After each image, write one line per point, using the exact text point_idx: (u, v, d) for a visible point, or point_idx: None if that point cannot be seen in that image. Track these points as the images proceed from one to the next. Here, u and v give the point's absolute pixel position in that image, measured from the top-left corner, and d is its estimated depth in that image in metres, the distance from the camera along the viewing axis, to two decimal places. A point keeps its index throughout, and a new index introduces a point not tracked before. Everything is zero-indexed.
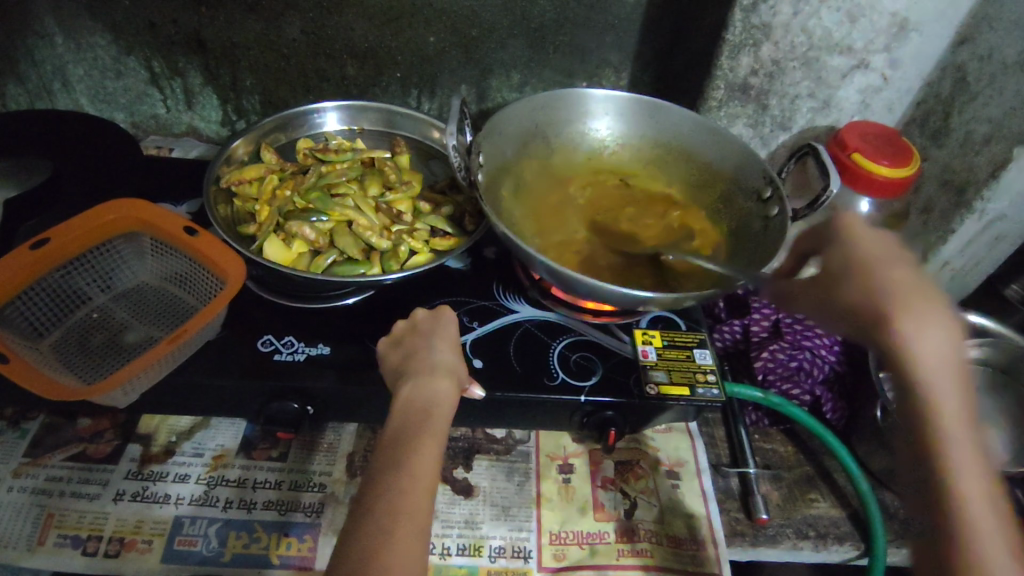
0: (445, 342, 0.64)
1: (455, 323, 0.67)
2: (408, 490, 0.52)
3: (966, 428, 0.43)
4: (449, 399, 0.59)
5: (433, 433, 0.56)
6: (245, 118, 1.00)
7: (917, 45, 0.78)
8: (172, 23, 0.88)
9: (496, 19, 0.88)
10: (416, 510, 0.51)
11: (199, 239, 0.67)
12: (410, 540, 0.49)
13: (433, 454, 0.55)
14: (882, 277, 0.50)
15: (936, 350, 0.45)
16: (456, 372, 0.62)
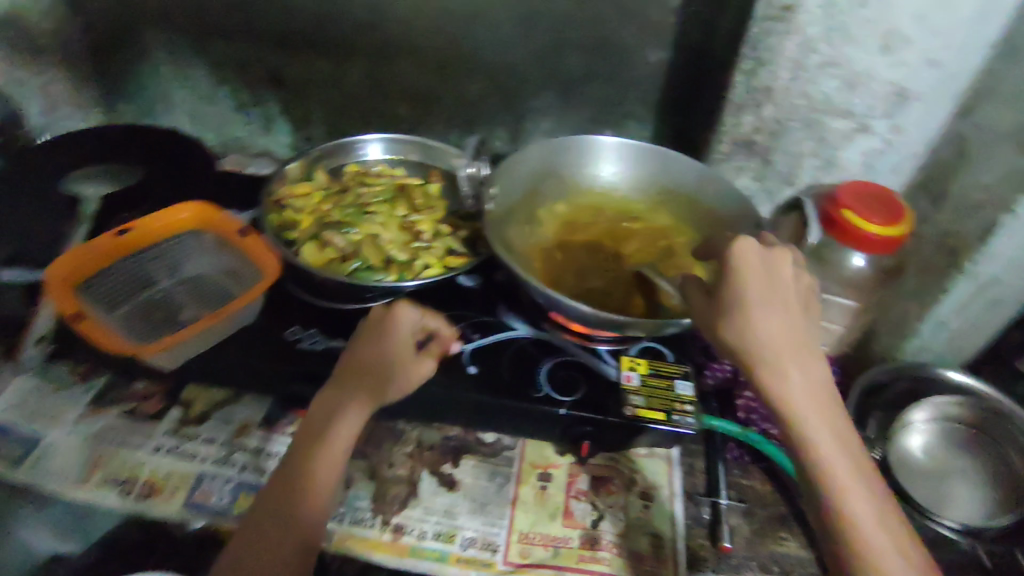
0: (394, 342, 0.65)
1: (410, 319, 0.66)
2: (312, 480, 0.61)
3: (830, 437, 0.58)
4: (375, 397, 0.64)
5: (343, 436, 0.62)
6: (312, 145, 1.15)
7: (919, 112, 0.82)
8: (259, 61, 1.04)
9: (531, 71, 0.99)
10: (312, 503, 0.60)
11: (248, 239, 0.81)
12: (304, 525, 0.59)
13: (333, 458, 0.62)
14: (761, 310, 0.60)
15: (794, 381, 0.59)
16: (395, 373, 0.65)
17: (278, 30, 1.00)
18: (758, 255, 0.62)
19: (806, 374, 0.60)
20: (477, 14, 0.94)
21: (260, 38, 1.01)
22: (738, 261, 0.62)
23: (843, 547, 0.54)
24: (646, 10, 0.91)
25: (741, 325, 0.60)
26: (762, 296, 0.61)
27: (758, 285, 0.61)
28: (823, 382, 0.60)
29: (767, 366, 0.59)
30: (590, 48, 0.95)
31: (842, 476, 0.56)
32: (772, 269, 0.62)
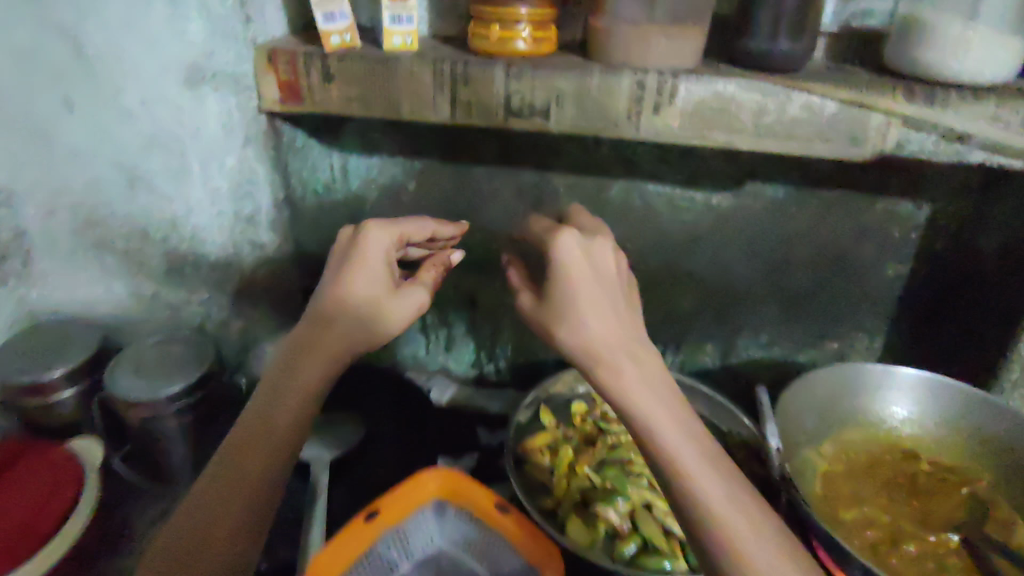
0: (376, 252, 0.61)
1: (378, 237, 0.62)
2: (275, 425, 0.54)
3: (683, 441, 0.48)
4: (350, 341, 0.58)
5: (326, 356, 0.57)
6: (496, 362, 1.07)
7: None
8: (453, 286, 1.01)
9: (751, 287, 0.93)
10: (277, 449, 0.53)
11: (512, 518, 0.68)
12: (265, 482, 0.52)
13: (301, 403, 0.56)
14: (590, 288, 0.52)
15: (630, 386, 0.50)
16: (374, 295, 0.60)
17: (479, 255, 0.97)
18: (594, 254, 0.54)
19: (629, 378, 0.50)
20: (697, 236, 0.90)
21: (459, 264, 0.99)
22: (568, 251, 0.53)
23: (702, 540, 0.46)
24: (887, 227, 0.85)
25: (563, 322, 0.52)
26: (593, 297, 0.52)
27: (583, 285, 0.52)
28: (621, 365, 0.50)
29: (600, 363, 0.50)
30: (821, 262, 0.89)
31: (697, 479, 0.46)
32: (597, 263, 0.54)
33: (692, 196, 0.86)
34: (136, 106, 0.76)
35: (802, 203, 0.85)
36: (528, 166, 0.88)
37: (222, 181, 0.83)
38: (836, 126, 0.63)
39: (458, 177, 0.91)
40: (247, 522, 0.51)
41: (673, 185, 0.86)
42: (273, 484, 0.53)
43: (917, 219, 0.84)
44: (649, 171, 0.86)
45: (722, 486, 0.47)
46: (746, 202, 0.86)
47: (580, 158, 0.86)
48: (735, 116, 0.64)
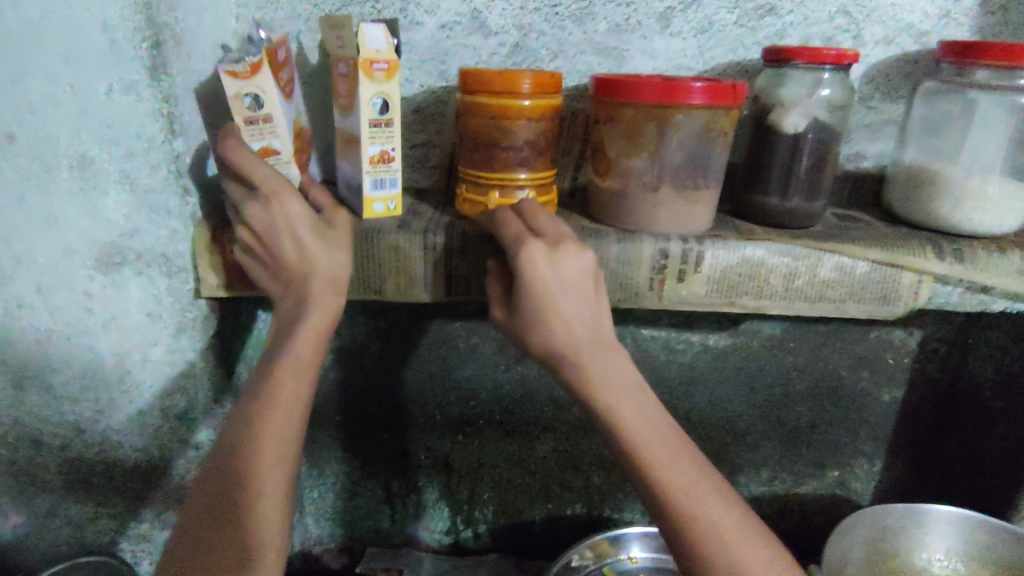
0: (300, 209, 0.55)
1: (290, 189, 0.55)
2: (277, 408, 0.52)
3: (644, 418, 0.49)
4: (330, 288, 0.56)
5: (296, 370, 0.53)
6: (473, 527, 0.95)
7: None
8: (424, 450, 0.88)
9: (750, 424, 0.87)
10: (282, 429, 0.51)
11: None
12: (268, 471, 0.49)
13: (295, 406, 0.52)
14: (568, 305, 0.50)
15: (597, 368, 0.49)
16: (321, 238, 0.55)
17: (454, 415, 0.85)
18: (554, 270, 0.50)
19: (600, 364, 0.50)
20: (693, 378, 0.83)
21: (434, 427, 0.86)
22: (539, 270, 0.50)
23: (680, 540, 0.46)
24: (882, 354, 0.83)
25: (534, 321, 0.50)
26: (564, 290, 0.50)
27: (553, 282, 0.50)
28: (585, 359, 0.49)
29: (569, 353, 0.50)
30: (821, 394, 0.85)
31: (657, 453, 0.48)
32: (562, 278, 0.50)
33: (688, 338, 0.81)
34: (30, 297, 0.60)
35: (800, 337, 0.81)
36: None
37: (148, 376, 0.65)
38: (869, 287, 0.59)
39: (432, 334, 0.80)
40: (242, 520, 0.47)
41: (669, 328, 0.80)
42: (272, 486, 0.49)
43: (911, 345, 0.82)
44: (642, 317, 0.79)
45: (681, 465, 0.48)
46: (742, 341, 0.81)
47: None
48: (765, 280, 0.59)
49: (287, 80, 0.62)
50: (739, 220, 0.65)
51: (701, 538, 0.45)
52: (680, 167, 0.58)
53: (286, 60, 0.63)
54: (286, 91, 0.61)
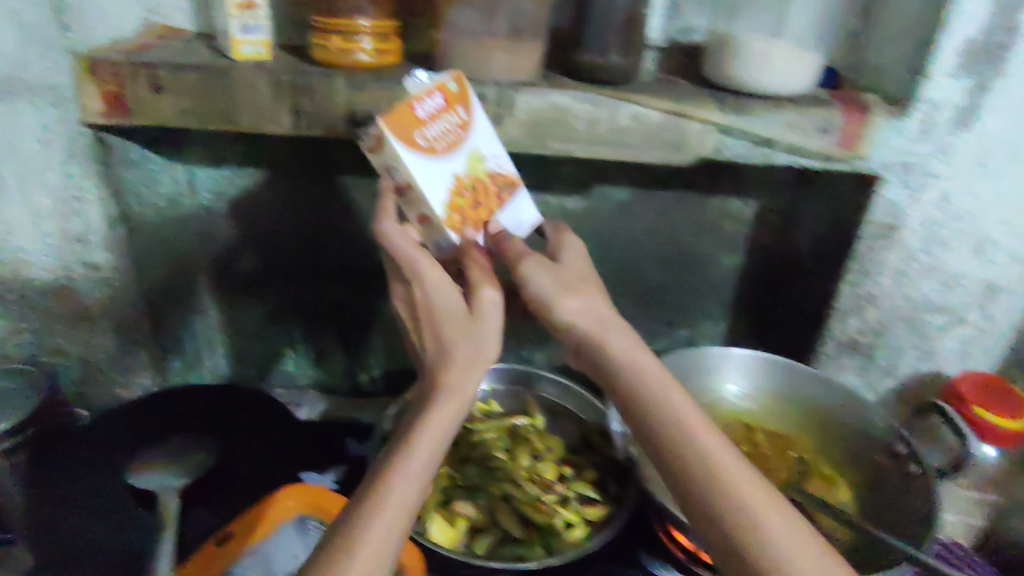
0: (440, 297, 0.55)
1: (427, 260, 0.55)
2: (410, 454, 0.49)
3: (666, 384, 0.50)
4: (471, 366, 0.54)
5: (452, 404, 0.52)
6: (368, 372, 1.07)
7: (1009, 303, 0.85)
8: (318, 297, 1.00)
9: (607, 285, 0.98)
10: (405, 472, 0.48)
11: None
12: (385, 503, 0.46)
13: (435, 443, 0.50)
14: (575, 300, 0.54)
15: (620, 344, 0.52)
16: (461, 326, 0.54)
17: (344, 264, 0.96)
18: (620, 336, 0.53)
19: (620, 339, 0.52)
20: None
21: (329, 277, 0.98)
22: (532, 261, 0.57)
23: (730, 522, 0.44)
24: (722, 223, 0.93)
25: (546, 298, 0.55)
26: (580, 279, 0.56)
27: (560, 271, 0.56)
28: (588, 328, 0.53)
29: (602, 329, 0.53)
30: (668, 258, 0.96)
31: (696, 427, 0.48)
32: (578, 275, 0.57)
33: (545, 199, 0.91)
34: None
35: (646, 203, 0.91)
36: (387, 175, 0.89)
37: (46, 199, 0.78)
38: (661, 133, 0.68)
39: (314, 188, 0.89)
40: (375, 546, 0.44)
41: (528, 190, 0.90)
42: (392, 532, 0.45)
43: (747, 215, 0.92)
44: None
45: (711, 439, 0.48)
46: (596, 205, 0.91)
47: None
48: (570, 124, 0.68)
49: (459, 129, 0.58)
50: (565, 78, 0.71)
51: (751, 515, 0.44)
52: (499, 23, 0.65)
53: (467, 101, 0.59)
54: (451, 148, 0.57)
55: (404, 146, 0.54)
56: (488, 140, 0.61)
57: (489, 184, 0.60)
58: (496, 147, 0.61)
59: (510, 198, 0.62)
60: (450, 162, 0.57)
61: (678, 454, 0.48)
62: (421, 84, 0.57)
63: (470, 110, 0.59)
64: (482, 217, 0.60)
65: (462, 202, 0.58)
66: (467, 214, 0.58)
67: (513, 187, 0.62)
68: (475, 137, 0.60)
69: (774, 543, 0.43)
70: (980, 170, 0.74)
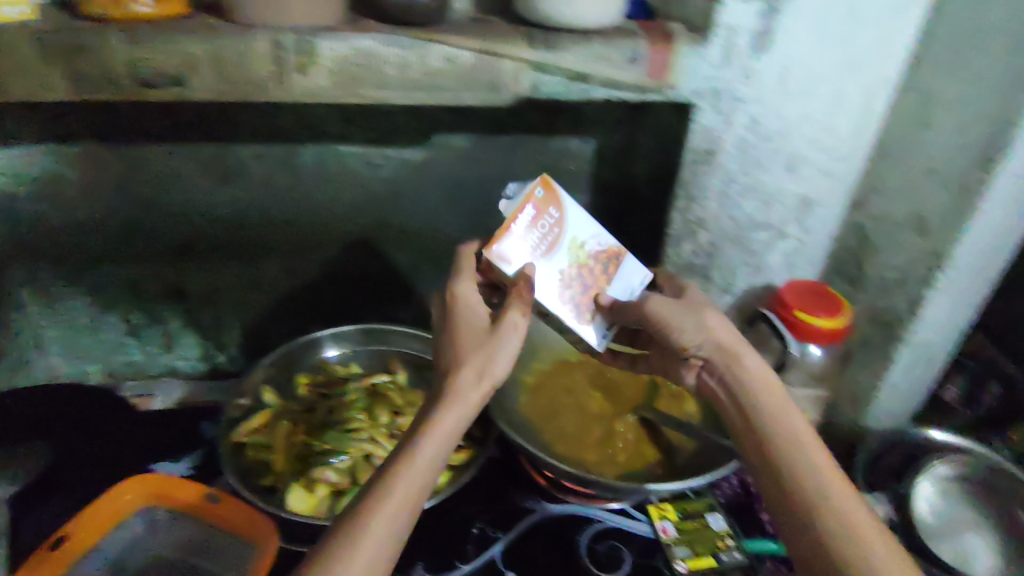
0: (471, 317, 0.63)
1: (466, 304, 0.64)
2: (424, 436, 0.54)
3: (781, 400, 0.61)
4: (484, 366, 0.59)
5: (460, 405, 0.56)
6: (226, 351, 1.03)
7: (822, 214, 0.92)
8: (154, 279, 0.93)
9: (461, 235, 0.98)
10: (425, 459, 0.53)
11: (222, 504, 0.69)
12: (403, 485, 0.51)
13: (451, 431, 0.55)
14: (687, 320, 0.66)
15: (727, 338, 0.65)
16: (479, 344, 0.60)
17: (177, 241, 0.90)
18: (753, 361, 0.64)
19: (727, 332, 0.65)
20: (398, 191, 0.92)
21: (161, 256, 0.91)
22: (655, 308, 0.67)
23: (827, 496, 0.53)
24: (565, 162, 0.94)
25: (680, 320, 0.66)
26: (719, 311, 0.67)
27: (666, 308, 0.67)
28: (728, 336, 0.65)
29: (738, 349, 0.64)
30: None
31: (789, 419, 0.59)
32: (674, 312, 0.67)
33: (385, 153, 0.88)
34: None
35: (487, 148, 0.91)
36: (208, 140, 0.83)
37: None
38: (475, 74, 0.67)
39: (127, 157, 0.83)
40: (397, 506, 0.50)
41: (364, 143, 0.87)
42: (411, 490, 0.51)
43: (587, 153, 0.94)
44: (335, 133, 0.85)
45: (803, 429, 0.58)
46: (436, 154, 0.90)
47: (258, 124, 0.83)
48: (380, 70, 0.65)
49: (557, 226, 0.69)
50: (372, 20, 0.68)
51: (835, 497, 0.53)
52: None
53: (559, 199, 0.69)
54: (553, 247, 0.68)
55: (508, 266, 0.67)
56: (585, 224, 0.70)
57: (594, 266, 0.70)
58: (593, 226, 0.70)
59: (618, 267, 0.71)
60: (552, 259, 0.68)
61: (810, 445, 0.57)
62: (513, 201, 0.68)
63: (562, 205, 0.69)
64: (597, 295, 0.70)
65: (569, 285, 0.69)
66: (581, 297, 0.70)
67: (618, 259, 0.71)
68: (572, 223, 0.69)
69: (846, 507, 0.52)
70: (781, 90, 0.79)
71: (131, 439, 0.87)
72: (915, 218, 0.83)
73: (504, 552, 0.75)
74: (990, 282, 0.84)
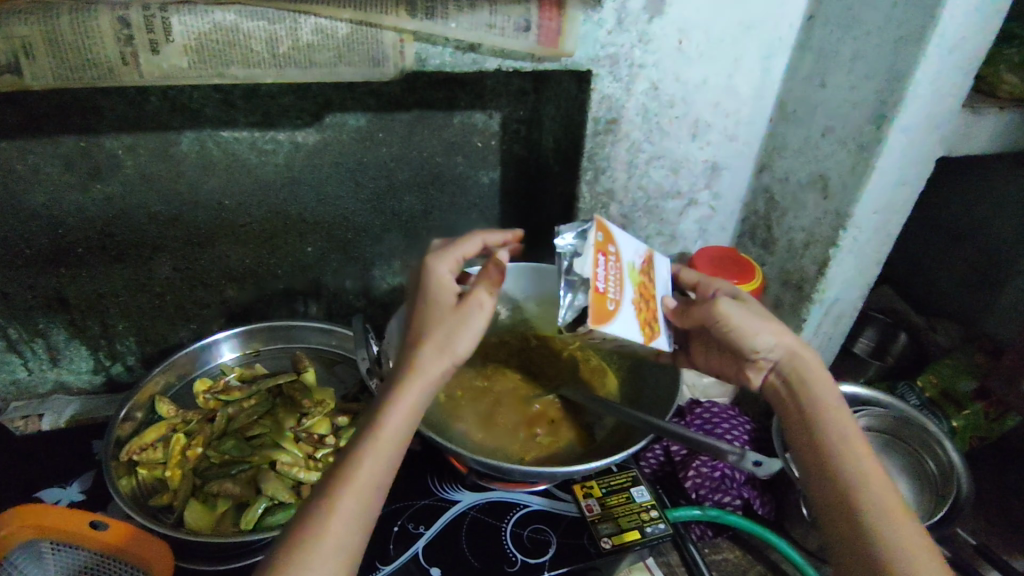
0: (444, 285, 0.58)
1: (441, 276, 0.58)
2: (370, 444, 0.49)
3: (841, 412, 0.55)
4: (445, 355, 0.54)
5: (413, 404, 0.51)
6: (122, 361, 0.95)
7: (730, 178, 0.93)
8: (27, 289, 0.85)
9: (368, 220, 0.93)
10: (368, 474, 0.48)
11: (113, 532, 0.61)
12: (349, 504, 0.47)
13: (398, 437, 0.50)
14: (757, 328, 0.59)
15: (788, 347, 0.59)
16: (446, 324, 0.55)
17: (48, 246, 0.82)
18: (816, 373, 0.58)
19: (789, 339, 0.59)
20: (294, 177, 0.86)
21: (31, 263, 0.83)
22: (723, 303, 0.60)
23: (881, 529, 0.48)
24: (470, 138, 0.90)
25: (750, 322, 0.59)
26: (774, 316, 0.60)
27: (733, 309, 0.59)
28: (792, 343, 0.59)
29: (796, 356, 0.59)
30: (423, 183, 0.92)
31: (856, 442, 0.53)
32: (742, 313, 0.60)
33: (274, 138, 0.82)
34: None
35: (386, 127, 0.86)
36: (70, 133, 0.75)
37: None
38: (354, 47, 0.63)
39: None
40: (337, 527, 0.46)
41: (249, 128, 0.81)
42: (349, 510, 0.47)
43: (492, 128, 0.90)
44: (216, 117, 0.79)
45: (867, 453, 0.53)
46: (331, 136, 0.84)
47: (125, 112, 0.75)
48: (246, 47, 0.60)
49: (619, 261, 0.61)
50: None
51: (899, 526, 0.48)
52: None
53: (609, 233, 0.62)
54: (624, 284, 0.59)
55: (608, 324, 0.55)
56: (628, 245, 0.64)
57: (647, 283, 0.64)
58: (632, 245, 0.65)
59: (656, 277, 0.66)
60: (627, 299, 0.59)
61: (872, 471, 0.51)
62: (585, 255, 0.57)
63: (614, 240, 0.62)
64: (656, 309, 0.63)
65: (646, 312, 0.61)
66: (649, 318, 0.61)
67: (653, 268, 0.66)
68: (625, 251, 0.63)
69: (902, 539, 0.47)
70: (680, 53, 0.77)
71: (13, 467, 0.81)
72: (817, 179, 0.84)
73: (427, 545, 0.73)
74: (891, 235, 0.86)
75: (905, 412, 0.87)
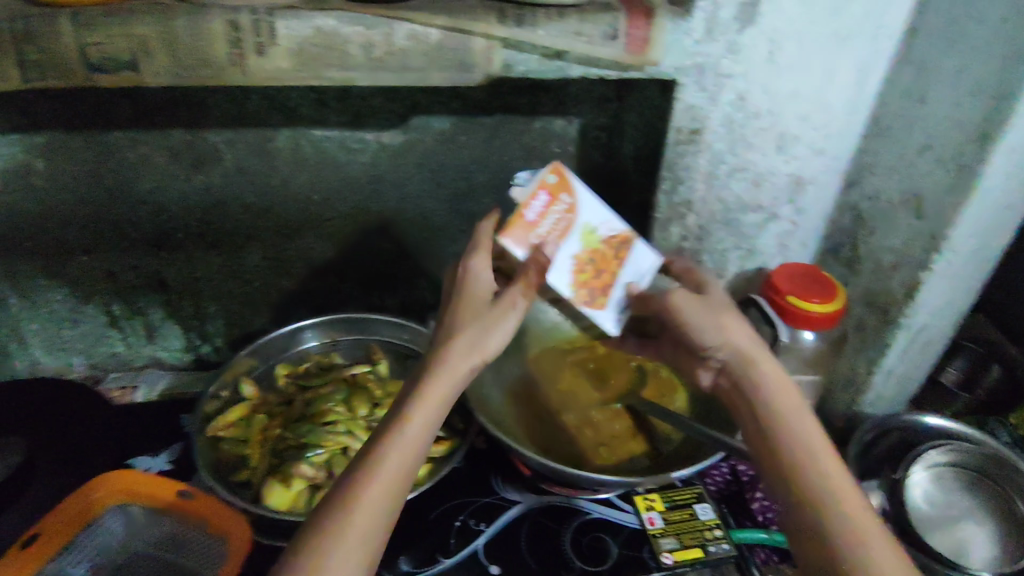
0: (481, 285, 0.61)
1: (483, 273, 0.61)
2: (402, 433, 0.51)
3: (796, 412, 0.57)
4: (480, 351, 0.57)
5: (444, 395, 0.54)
6: (210, 341, 1.01)
7: (815, 194, 0.90)
8: (131, 269, 0.91)
9: (445, 220, 0.95)
10: (397, 462, 0.50)
11: (195, 498, 0.67)
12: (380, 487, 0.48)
13: (427, 428, 0.52)
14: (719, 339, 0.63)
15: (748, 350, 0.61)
16: (486, 322, 0.58)
17: (152, 232, 0.88)
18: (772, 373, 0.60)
19: (750, 344, 0.62)
20: (379, 175, 0.89)
21: (137, 245, 0.89)
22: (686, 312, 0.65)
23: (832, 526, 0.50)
24: (549, 143, 0.91)
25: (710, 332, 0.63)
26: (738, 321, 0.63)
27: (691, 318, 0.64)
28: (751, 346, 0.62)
29: (753, 359, 0.61)
30: (501, 186, 0.94)
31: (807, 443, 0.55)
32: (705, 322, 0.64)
33: (361, 137, 0.86)
34: None
35: (468, 130, 0.88)
36: (178, 126, 0.81)
37: None
38: (444, 52, 0.65)
39: (93, 145, 0.80)
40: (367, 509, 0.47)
41: (339, 128, 0.84)
42: (382, 494, 0.48)
43: (573, 134, 0.91)
44: (309, 116, 0.83)
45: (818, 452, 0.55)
46: (416, 137, 0.87)
47: (227, 109, 0.80)
48: (344, 50, 0.63)
49: (569, 213, 0.65)
50: None
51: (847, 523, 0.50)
52: None
53: (571, 184, 0.65)
54: (564, 233, 0.65)
55: (514, 249, 0.63)
56: (600, 211, 0.67)
57: (605, 251, 0.67)
58: (606, 213, 0.67)
59: (627, 255, 0.68)
60: (559, 244, 0.65)
61: (822, 470, 0.53)
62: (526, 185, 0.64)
63: (575, 193, 0.65)
64: (579, 282, 0.66)
65: (571, 273, 0.65)
66: (581, 282, 0.66)
67: (627, 244, 0.68)
68: (586, 211, 0.66)
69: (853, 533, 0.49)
70: (770, 65, 0.76)
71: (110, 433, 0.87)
72: (910, 198, 0.80)
73: (487, 544, 0.73)
74: (988, 261, 0.81)
75: (994, 450, 0.82)
